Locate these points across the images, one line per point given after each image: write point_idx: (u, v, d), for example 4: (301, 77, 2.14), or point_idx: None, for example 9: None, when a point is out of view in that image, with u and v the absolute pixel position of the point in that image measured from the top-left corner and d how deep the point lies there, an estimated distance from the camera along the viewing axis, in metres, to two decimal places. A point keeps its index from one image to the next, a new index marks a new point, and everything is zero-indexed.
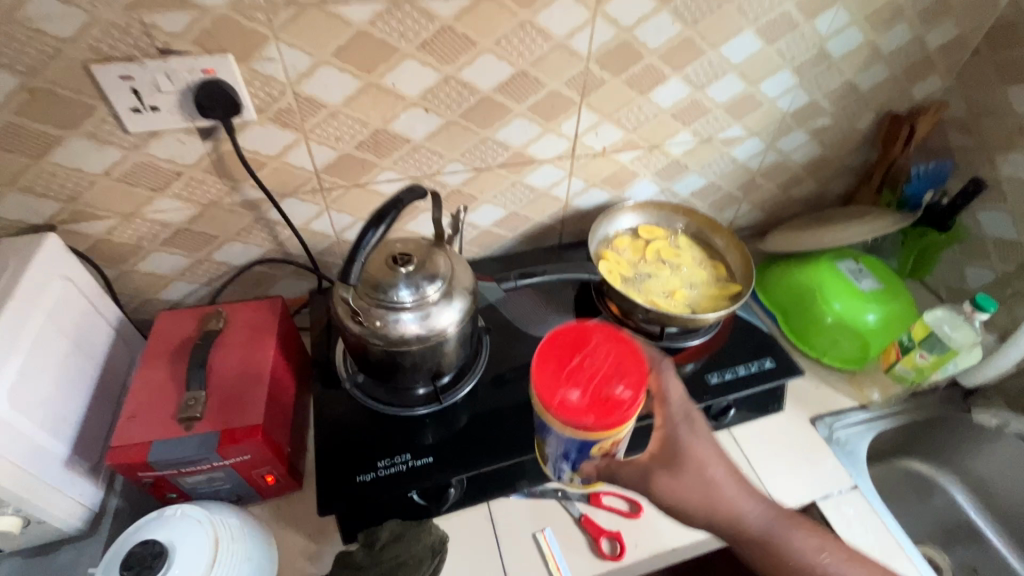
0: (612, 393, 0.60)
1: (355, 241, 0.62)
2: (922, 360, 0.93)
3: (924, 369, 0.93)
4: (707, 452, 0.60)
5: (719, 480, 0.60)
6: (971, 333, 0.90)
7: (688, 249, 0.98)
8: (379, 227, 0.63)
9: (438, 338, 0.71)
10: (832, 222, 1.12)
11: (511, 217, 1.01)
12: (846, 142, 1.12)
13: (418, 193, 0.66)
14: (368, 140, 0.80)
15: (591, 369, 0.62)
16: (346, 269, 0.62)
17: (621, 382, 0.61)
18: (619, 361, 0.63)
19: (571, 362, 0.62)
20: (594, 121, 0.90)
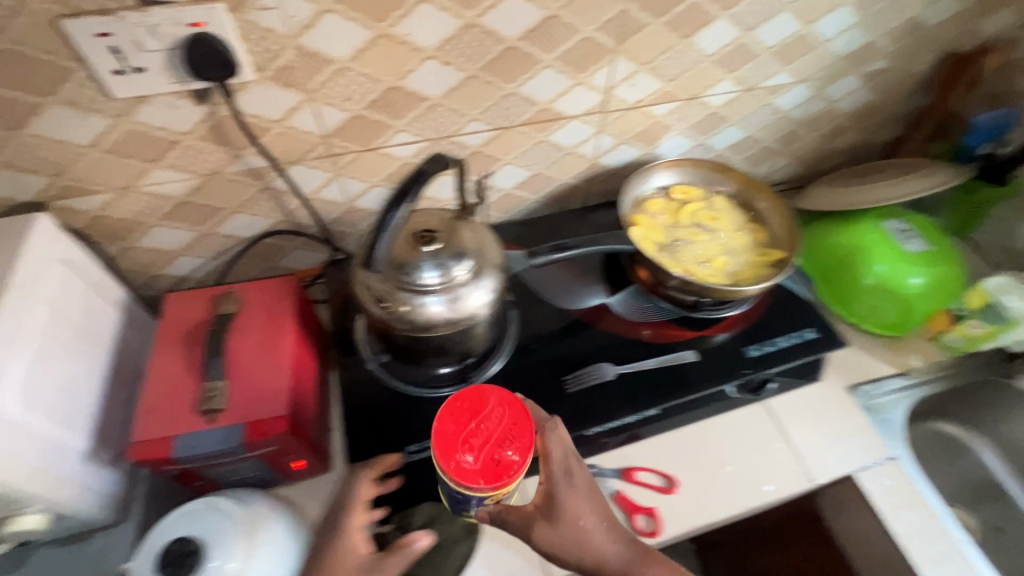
0: (502, 457, 0.57)
1: (379, 218, 0.59)
2: (975, 329, 0.90)
3: (977, 339, 0.90)
4: (582, 505, 0.65)
5: (595, 533, 0.65)
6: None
7: (726, 211, 0.92)
8: (402, 203, 0.58)
9: (468, 321, 0.66)
10: (878, 176, 1.04)
11: (535, 178, 0.93)
12: (900, 87, 1.02)
13: (442, 162, 0.59)
14: (381, 98, 0.72)
15: (483, 433, 0.58)
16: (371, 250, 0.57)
17: (515, 443, 0.58)
18: (512, 424, 0.59)
19: (466, 423, 0.59)
20: (630, 71, 0.80)
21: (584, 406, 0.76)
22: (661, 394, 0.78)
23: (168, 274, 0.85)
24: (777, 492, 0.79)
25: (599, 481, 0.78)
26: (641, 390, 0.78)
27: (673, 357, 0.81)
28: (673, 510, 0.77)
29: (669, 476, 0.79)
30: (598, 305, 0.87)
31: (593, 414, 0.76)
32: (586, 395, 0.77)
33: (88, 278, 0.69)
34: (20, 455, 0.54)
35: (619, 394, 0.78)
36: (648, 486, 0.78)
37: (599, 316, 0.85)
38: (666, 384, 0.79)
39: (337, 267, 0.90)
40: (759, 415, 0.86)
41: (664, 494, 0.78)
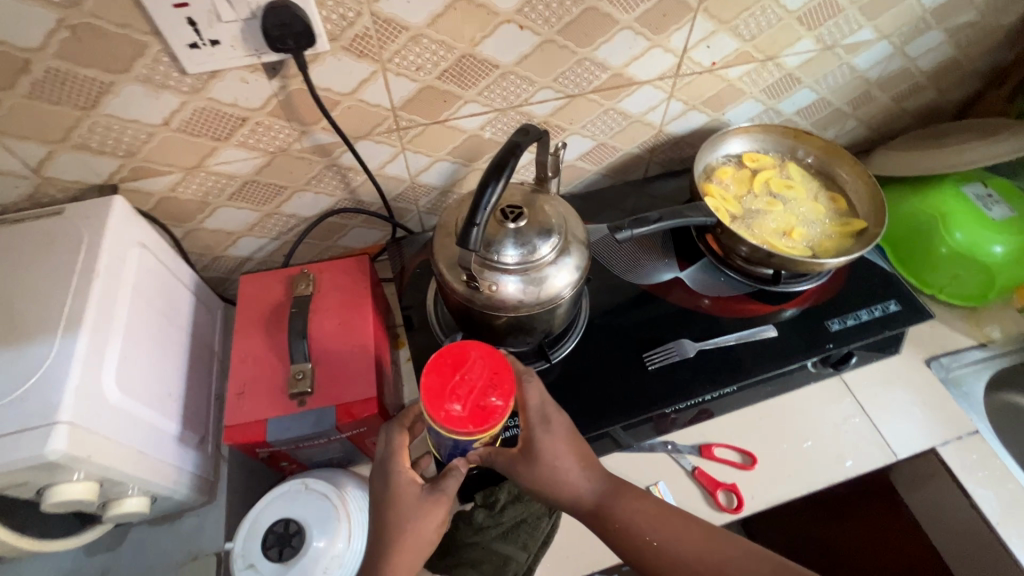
0: (488, 403, 0.53)
1: (474, 200, 0.54)
2: None
3: None
4: (561, 446, 0.59)
5: (570, 472, 0.59)
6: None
7: (801, 179, 0.88)
8: (499, 182, 0.54)
9: (554, 300, 0.65)
10: (956, 138, 0.99)
11: (598, 148, 0.90)
12: (984, 42, 0.95)
13: (535, 133, 0.57)
14: (453, 67, 0.68)
15: (467, 383, 0.54)
16: (472, 223, 0.54)
17: (500, 387, 0.54)
18: (495, 372, 0.55)
19: (448, 375, 0.54)
20: (709, 30, 0.76)
21: (665, 383, 0.75)
22: (742, 371, 0.76)
23: (231, 254, 0.83)
24: (858, 468, 0.77)
25: (676, 457, 0.77)
26: (722, 367, 0.76)
27: (753, 332, 0.79)
28: (754, 486, 0.76)
29: (747, 453, 0.78)
30: (671, 280, 0.84)
31: (675, 392, 0.74)
32: (665, 373, 0.76)
33: (163, 261, 0.68)
34: (125, 441, 0.54)
35: (698, 370, 0.76)
36: (726, 463, 0.77)
37: (673, 291, 0.83)
38: (746, 360, 0.77)
39: (398, 244, 0.88)
40: (836, 390, 0.84)
41: (743, 470, 0.77)
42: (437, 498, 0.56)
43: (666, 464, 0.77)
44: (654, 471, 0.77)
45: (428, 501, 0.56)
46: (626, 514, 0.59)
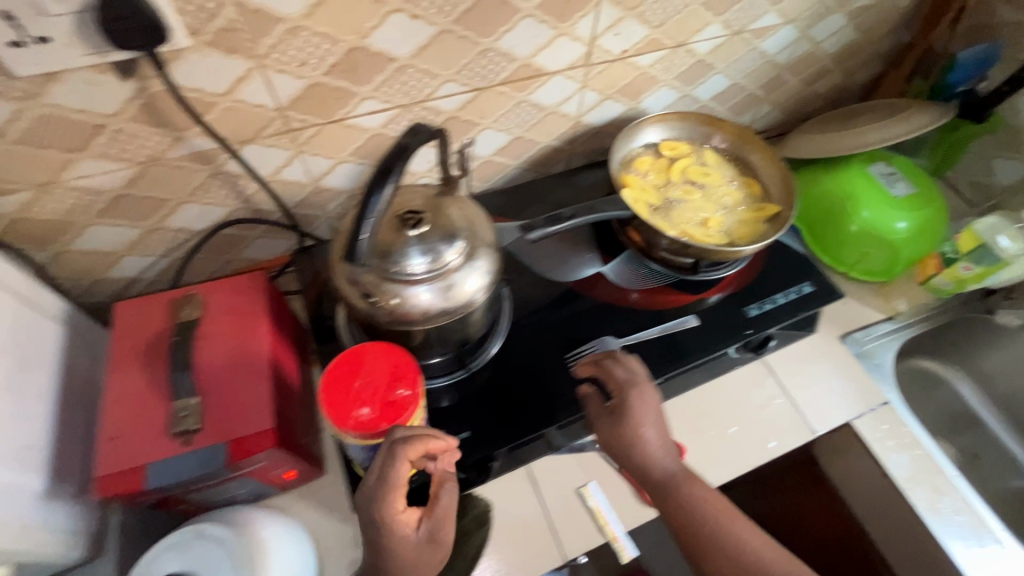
0: (397, 396, 0.55)
1: (360, 205, 0.51)
2: (966, 272, 0.89)
3: (966, 281, 0.90)
4: (648, 414, 0.67)
5: (651, 441, 0.66)
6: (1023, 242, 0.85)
7: (716, 166, 0.88)
8: (385, 186, 0.50)
9: (466, 308, 0.61)
10: (861, 119, 1.02)
11: (515, 142, 0.86)
12: (883, 24, 0.98)
13: (426, 131, 0.52)
14: (341, 62, 0.63)
15: (372, 385, 0.55)
16: (359, 228, 0.51)
17: (403, 379, 0.55)
18: (396, 366, 0.56)
19: (349, 383, 0.55)
20: (615, 17, 0.73)
21: (590, 383, 0.73)
22: (665, 363, 0.75)
23: (113, 277, 0.75)
24: (781, 448, 0.79)
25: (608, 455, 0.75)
26: (645, 362, 0.76)
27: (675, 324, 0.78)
28: None
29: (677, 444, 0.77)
30: (593, 276, 0.82)
31: (599, 391, 0.73)
32: (591, 373, 0.74)
33: (16, 293, 0.59)
34: None
35: None
36: None
37: (596, 288, 0.81)
38: (669, 353, 0.76)
39: (308, 254, 0.82)
40: (758, 374, 0.85)
41: None
42: (440, 536, 0.55)
43: (598, 463, 0.75)
44: (585, 471, 0.74)
45: (427, 541, 0.55)
46: (693, 495, 0.64)
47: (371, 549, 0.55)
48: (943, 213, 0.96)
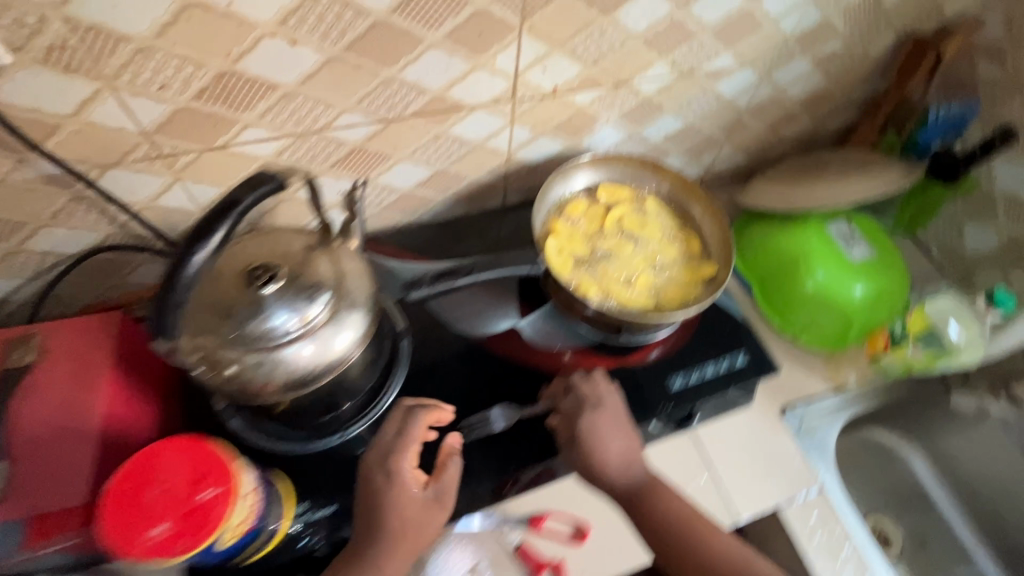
0: (201, 500, 0.43)
1: (188, 244, 0.46)
2: (914, 353, 0.84)
3: (914, 363, 0.84)
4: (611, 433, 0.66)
5: (614, 454, 0.65)
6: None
7: (655, 216, 0.81)
8: (222, 230, 0.46)
9: (327, 373, 0.54)
10: (828, 170, 0.95)
11: (438, 176, 0.79)
12: (854, 71, 0.91)
13: (268, 180, 0.48)
14: (212, 87, 0.55)
15: (165, 493, 0.43)
16: (189, 250, 0.45)
17: (210, 478, 0.44)
18: (199, 464, 0.45)
19: (136, 497, 0.43)
20: (541, 52, 0.66)
21: (484, 452, 0.67)
22: None
23: None
24: None
25: (501, 534, 0.70)
26: (549, 434, 0.69)
27: None
28: (583, 562, 0.70)
29: (579, 523, 0.71)
30: (506, 330, 0.75)
31: (493, 463, 0.66)
32: (488, 441, 0.67)
33: None
34: None
35: (523, 439, 0.68)
36: (555, 536, 0.70)
37: (507, 343, 0.74)
38: None
39: None
40: (684, 449, 0.78)
41: (572, 544, 0.70)
42: (445, 500, 0.59)
43: (490, 541, 0.69)
44: (476, 552, 0.68)
45: (432, 506, 0.59)
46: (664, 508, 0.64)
47: (371, 515, 0.57)
48: (903, 283, 0.89)
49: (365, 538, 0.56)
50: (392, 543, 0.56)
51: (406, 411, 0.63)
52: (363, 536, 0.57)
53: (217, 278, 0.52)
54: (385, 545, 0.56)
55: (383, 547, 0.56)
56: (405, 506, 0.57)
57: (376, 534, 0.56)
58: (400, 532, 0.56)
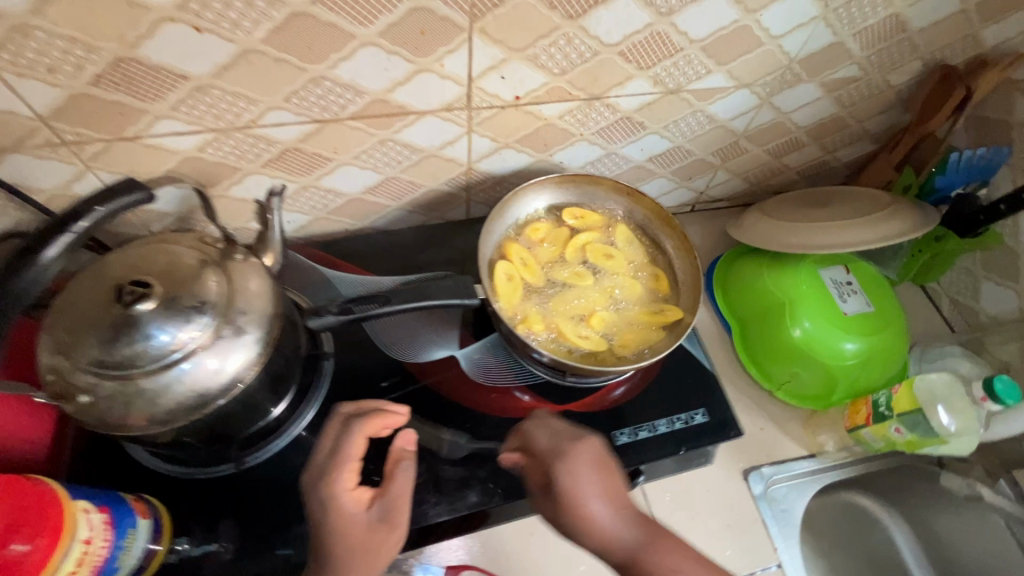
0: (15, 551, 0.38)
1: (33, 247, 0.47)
2: (898, 436, 0.67)
3: (900, 445, 0.68)
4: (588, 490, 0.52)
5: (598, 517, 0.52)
6: (972, 419, 0.64)
7: (623, 247, 0.73)
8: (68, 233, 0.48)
9: (210, 405, 0.47)
10: (835, 206, 0.84)
11: (389, 182, 0.72)
12: (872, 101, 0.81)
13: (140, 187, 0.52)
14: (110, 73, 0.50)
15: None
16: (37, 245, 0.47)
17: (32, 524, 0.39)
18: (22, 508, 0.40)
19: None
20: (497, 57, 0.58)
21: None
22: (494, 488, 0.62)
23: None
24: None
25: None
26: (471, 482, 0.63)
27: None
28: None
29: None
30: (444, 361, 0.69)
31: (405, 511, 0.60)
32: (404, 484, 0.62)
33: None
34: None
35: (443, 485, 0.62)
36: None
37: (441, 377, 0.68)
38: (503, 477, 0.63)
39: None
40: (632, 504, 0.71)
41: None
42: (393, 518, 0.52)
43: None
44: None
45: (381, 526, 0.51)
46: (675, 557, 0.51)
47: (318, 535, 0.50)
48: (902, 342, 0.80)
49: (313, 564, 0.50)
50: (338, 568, 0.48)
51: (346, 417, 0.56)
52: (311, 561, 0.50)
53: (85, 291, 0.46)
54: (331, 571, 0.48)
55: (330, 571, 0.48)
56: (349, 528, 0.50)
57: (321, 558, 0.49)
58: (348, 552, 0.49)
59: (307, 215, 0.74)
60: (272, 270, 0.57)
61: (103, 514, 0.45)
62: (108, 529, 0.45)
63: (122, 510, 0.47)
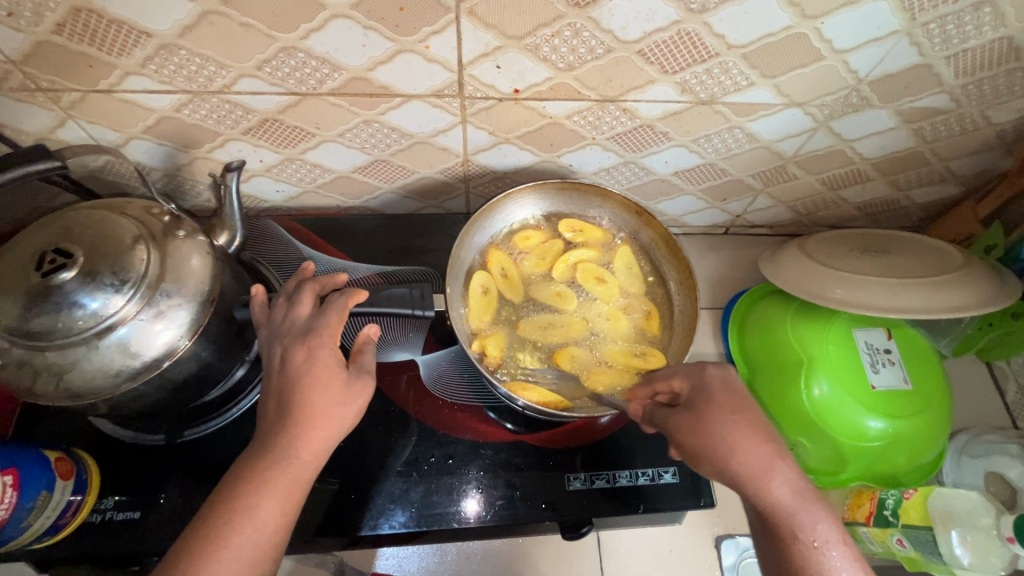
0: None
1: None
2: (900, 548, 0.60)
3: (897, 553, 0.61)
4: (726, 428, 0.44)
5: (740, 458, 0.43)
6: (994, 558, 0.54)
7: (621, 272, 0.67)
8: None
9: (117, 386, 0.45)
10: (888, 255, 0.72)
11: (379, 164, 0.67)
12: (961, 139, 0.66)
13: (52, 154, 0.47)
14: (71, 22, 0.47)
15: None
16: None
17: None
18: None
19: None
20: (490, 44, 0.51)
21: (323, 498, 0.59)
22: (427, 509, 0.59)
23: None
24: None
25: None
26: (404, 498, 0.59)
27: (463, 463, 0.61)
28: None
29: None
30: (403, 363, 0.66)
31: (332, 515, 0.58)
32: (333, 487, 0.59)
33: None
34: None
35: (373, 497, 0.59)
36: None
37: (398, 379, 0.65)
38: (437, 499, 0.59)
39: None
40: (584, 547, 0.67)
41: None
42: (366, 381, 0.49)
43: None
44: None
45: (356, 385, 0.49)
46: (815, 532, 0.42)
47: (287, 387, 0.47)
48: (943, 428, 0.67)
49: (278, 413, 0.46)
50: (305, 422, 0.46)
51: (319, 293, 0.52)
52: (274, 411, 0.47)
53: (13, 251, 0.45)
54: (297, 427, 0.46)
55: (298, 422, 0.46)
56: (326, 383, 0.47)
57: (289, 409, 0.46)
58: (313, 409, 0.46)
59: (296, 186, 0.71)
60: (224, 249, 0.55)
61: (9, 476, 0.47)
62: (14, 490, 0.47)
63: (33, 470, 0.49)
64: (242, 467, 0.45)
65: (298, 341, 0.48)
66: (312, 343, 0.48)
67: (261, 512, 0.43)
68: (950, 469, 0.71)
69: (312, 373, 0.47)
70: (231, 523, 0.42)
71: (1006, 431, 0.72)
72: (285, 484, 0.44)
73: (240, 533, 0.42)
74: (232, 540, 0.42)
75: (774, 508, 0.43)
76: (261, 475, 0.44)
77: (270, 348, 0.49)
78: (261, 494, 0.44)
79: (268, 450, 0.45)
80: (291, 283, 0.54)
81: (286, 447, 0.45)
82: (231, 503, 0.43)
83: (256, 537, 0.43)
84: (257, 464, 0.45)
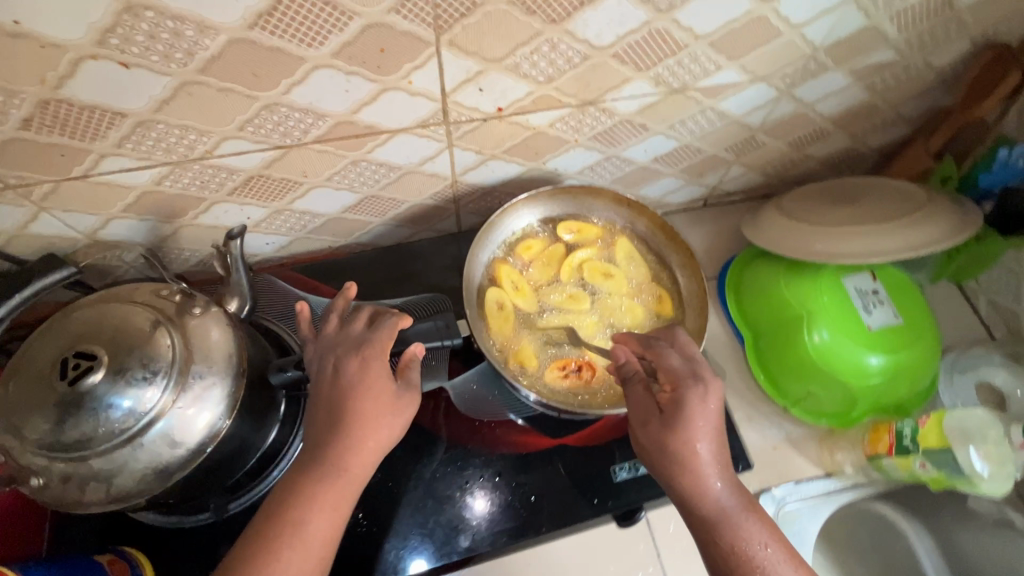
0: None
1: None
2: (923, 471, 0.65)
3: (921, 477, 0.67)
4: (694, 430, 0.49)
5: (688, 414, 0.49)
6: (1006, 465, 0.61)
7: (623, 265, 0.69)
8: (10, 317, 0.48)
9: (165, 479, 0.44)
10: (858, 199, 0.77)
11: (368, 200, 0.67)
12: (909, 86, 0.71)
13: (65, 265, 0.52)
14: (38, 115, 0.45)
15: None
16: None
17: None
18: None
19: None
20: (472, 69, 0.51)
21: (380, 541, 0.59)
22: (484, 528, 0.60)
23: None
24: None
25: None
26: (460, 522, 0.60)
27: (513, 477, 0.63)
28: None
29: None
30: (431, 393, 0.66)
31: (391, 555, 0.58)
32: (388, 528, 0.59)
33: None
34: None
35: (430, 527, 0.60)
36: None
37: (427, 409, 0.66)
38: (492, 516, 0.60)
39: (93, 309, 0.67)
40: None
41: None
42: (413, 395, 0.50)
43: None
44: None
45: (404, 397, 0.50)
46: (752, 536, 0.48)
47: (337, 396, 0.48)
48: (933, 354, 0.72)
49: (329, 422, 0.47)
50: (354, 430, 0.47)
51: (374, 314, 0.54)
52: (324, 420, 0.48)
53: (32, 363, 0.43)
54: (346, 441, 0.47)
55: (349, 433, 0.47)
56: (376, 393, 0.48)
57: (340, 420, 0.47)
58: (364, 419, 0.47)
59: (286, 236, 0.70)
60: (237, 315, 0.53)
61: None
62: None
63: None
64: (287, 483, 0.46)
65: (351, 354, 0.50)
66: (365, 354, 0.50)
67: (310, 525, 0.45)
68: (947, 387, 0.76)
69: (364, 391, 0.48)
70: (279, 536, 0.44)
71: (989, 344, 0.79)
72: (332, 497, 0.46)
73: (290, 546, 0.44)
74: (283, 554, 0.44)
75: (712, 507, 0.48)
76: (309, 490, 0.46)
77: (320, 360, 0.50)
78: (311, 508, 0.45)
79: (315, 464, 0.47)
80: (342, 300, 0.56)
81: (334, 461, 0.46)
82: (281, 517, 0.45)
83: (305, 551, 0.44)
84: (308, 476, 0.46)
